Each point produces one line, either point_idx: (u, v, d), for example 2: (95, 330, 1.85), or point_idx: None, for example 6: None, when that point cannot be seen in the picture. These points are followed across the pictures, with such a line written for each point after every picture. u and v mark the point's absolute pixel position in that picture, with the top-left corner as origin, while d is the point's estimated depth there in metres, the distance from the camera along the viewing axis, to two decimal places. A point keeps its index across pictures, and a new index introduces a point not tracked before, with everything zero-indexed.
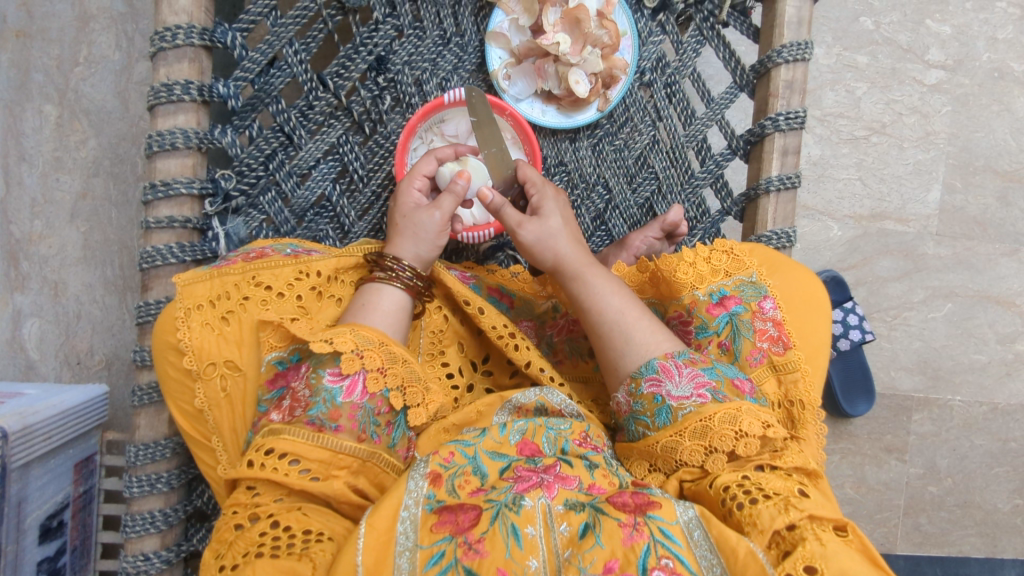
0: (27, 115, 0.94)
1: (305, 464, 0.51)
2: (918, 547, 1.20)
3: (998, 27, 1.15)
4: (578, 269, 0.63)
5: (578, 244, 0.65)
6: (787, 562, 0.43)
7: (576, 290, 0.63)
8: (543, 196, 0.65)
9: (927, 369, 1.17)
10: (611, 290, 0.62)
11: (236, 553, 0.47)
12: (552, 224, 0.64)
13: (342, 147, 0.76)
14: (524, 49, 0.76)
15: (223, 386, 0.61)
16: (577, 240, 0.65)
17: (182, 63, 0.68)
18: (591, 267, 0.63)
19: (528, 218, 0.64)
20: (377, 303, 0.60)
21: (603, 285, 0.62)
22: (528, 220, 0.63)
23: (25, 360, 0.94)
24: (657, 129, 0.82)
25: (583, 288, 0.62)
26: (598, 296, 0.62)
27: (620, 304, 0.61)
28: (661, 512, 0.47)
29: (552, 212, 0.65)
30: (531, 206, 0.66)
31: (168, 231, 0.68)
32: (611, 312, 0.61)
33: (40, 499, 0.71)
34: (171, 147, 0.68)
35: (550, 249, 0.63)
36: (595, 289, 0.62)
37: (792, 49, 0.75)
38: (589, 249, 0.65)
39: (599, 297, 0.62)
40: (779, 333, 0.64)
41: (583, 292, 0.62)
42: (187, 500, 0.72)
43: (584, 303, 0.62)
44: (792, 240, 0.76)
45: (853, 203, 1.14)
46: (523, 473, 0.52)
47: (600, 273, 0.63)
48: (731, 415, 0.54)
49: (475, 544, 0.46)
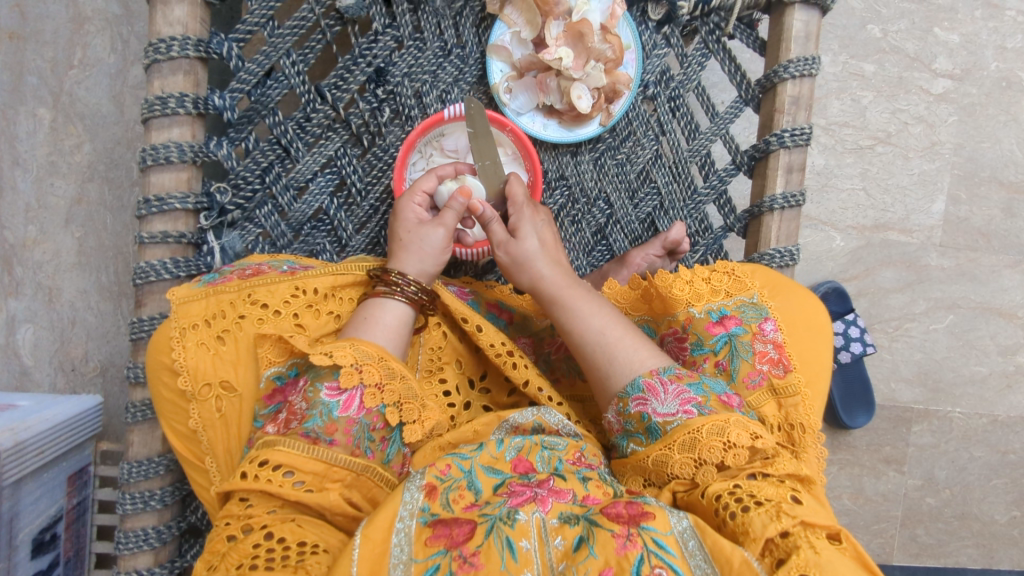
0: (20, 119, 0.92)
1: (300, 475, 0.50)
2: (914, 558, 1.20)
3: (1007, 36, 1.13)
4: (557, 291, 0.62)
5: (559, 264, 0.63)
6: (781, 571, 0.42)
7: (557, 312, 0.62)
8: (520, 217, 0.64)
9: (927, 381, 1.16)
10: (591, 309, 0.61)
11: (229, 566, 0.46)
12: (531, 245, 0.63)
13: (340, 160, 0.75)
14: (525, 63, 0.75)
15: (218, 407, 0.60)
16: (556, 257, 0.64)
17: (177, 75, 0.67)
18: (570, 289, 0.62)
19: (505, 241, 0.63)
20: (378, 318, 0.59)
21: (582, 307, 0.61)
22: (505, 243, 0.63)
23: (19, 366, 0.93)
24: (659, 143, 0.81)
25: (564, 311, 0.61)
26: (580, 318, 0.60)
27: (601, 323, 0.60)
28: (655, 523, 0.46)
29: (533, 232, 0.63)
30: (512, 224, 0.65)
31: (162, 247, 0.68)
32: (592, 333, 0.60)
33: (33, 513, 0.70)
34: (165, 161, 0.67)
35: (528, 271, 0.63)
36: (575, 312, 0.61)
37: (798, 64, 0.73)
38: (570, 268, 0.63)
39: (579, 318, 0.61)
40: (780, 356, 0.63)
41: (563, 314, 0.61)
42: (181, 516, 0.72)
43: (565, 325, 0.61)
44: (795, 259, 0.75)
45: (856, 213, 1.13)
46: (516, 488, 0.51)
47: (580, 292, 0.62)
48: (718, 426, 0.53)
49: (470, 558, 0.45)
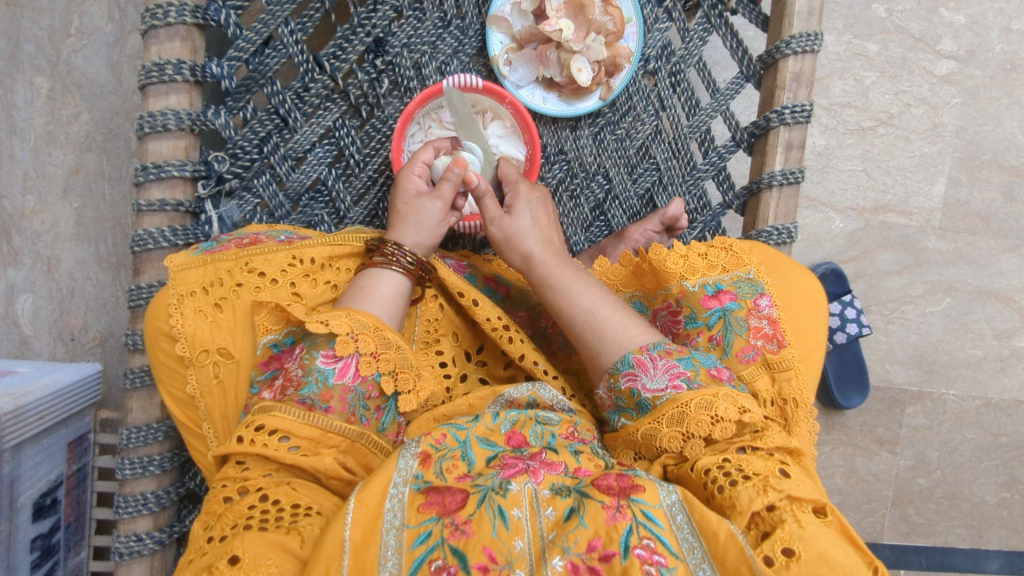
0: (18, 87, 0.92)
1: (295, 441, 0.50)
2: (904, 538, 1.22)
3: (1013, 17, 1.12)
4: (547, 269, 0.62)
5: (549, 243, 0.63)
6: (766, 544, 0.43)
7: (547, 293, 0.61)
8: (516, 196, 0.65)
9: (921, 363, 1.17)
10: (581, 289, 0.61)
11: (224, 526, 0.46)
12: (521, 226, 0.63)
13: (338, 131, 0.75)
14: (525, 34, 0.75)
15: (216, 373, 0.60)
16: (546, 238, 0.64)
17: (174, 41, 0.66)
18: (559, 267, 0.62)
19: (501, 218, 0.63)
20: (375, 287, 0.59)
21: (571, 283, 0.61)
22: (501, 219, 0.63)
23: (19, 335, 0.94)
24: (659, 118, 0.81)
25: (553, 291, 0.61)
26: (570, 298, 0.60)
27: (590, 301, 0.60)
28: (645, 495, 0.46)
29: (523, 213, 0.64)
30: (505, 205, 0.65)
31: (160, 215, 0.68)
32: (581, 312, 0.60)
33: (34, 477, 0.71)
34: (162, 128, 0.67)
35: (519, 250, 0.63)
36: (564, 289, 0.61)
37: (801, 40, 0.73)
38: (560, 248, 0.64)
39: (569, 297, 0.60)
40: (774, 331, 0.63)
41: (554, 293, 0.61)
42: (180, 482, 0.73)
43: (556, 305, 0.61)
44: (792, 236, 0.75)
45: (856, 195, 1.12)
46: (509, 460, 0.52)
47: (570, 273, 0.62)
48: (706, 401, 0.53)
49: (462, 525, 0.45)
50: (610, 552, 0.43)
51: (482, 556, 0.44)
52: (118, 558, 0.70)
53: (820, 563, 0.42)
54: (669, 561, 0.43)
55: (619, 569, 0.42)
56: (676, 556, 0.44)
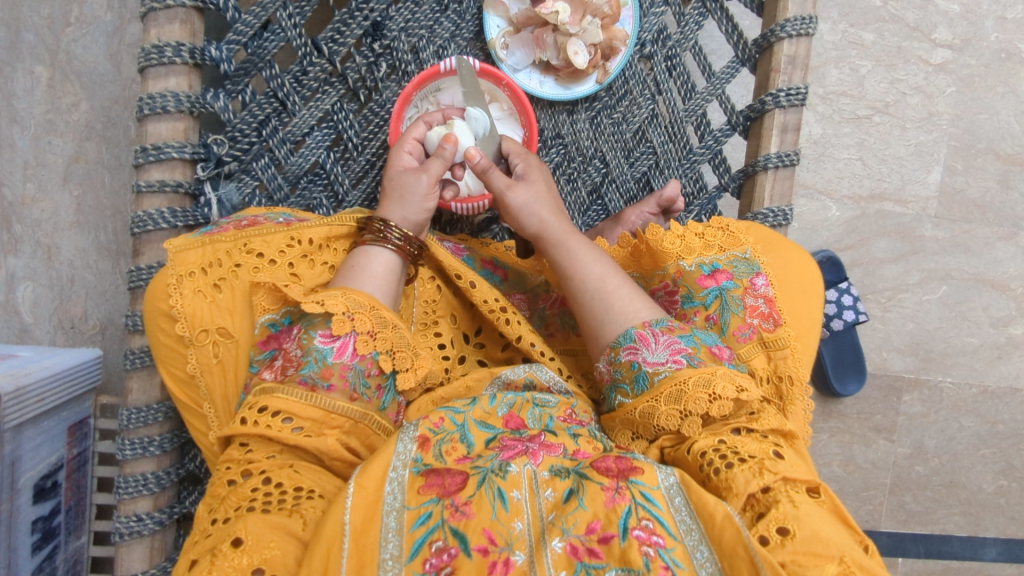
0: (18, 75, 0.92)
1: (299, 422, 0.50)
2: (902, 525, 1.22)
3: (1008, 6, 1.13)
4: (560, 237, 0.62)
5: (562, 214, 0.64)
6: (761, 525, 0.44)
7: (558, 259, 0.62)
8: (528, 166, 0.65)
9: (918, 351, 1.17)
10: (593, 259, 0.61)
11: (228, 508, 0.46)
12: (536, 192, 0.63)
13: (336, 114, 0.75)
14: (523, 17, 0.76)
15: (215, 353, 0.61)
16: (558, 208, 0.64)
17: (173, 24, 0.67)
18: (573, 236, 0.62)
19: (516, 183, 0.63)
20: (366, 266, 0.59)
21: (584, 253, 0.61)
22: (516, 185, 0.62)
23: (19, 323, 0.94)
24: (656, 102, 0.81)
25: (565, 257, 0.61)
26: (582, 266, 0.61)
27: (602, 271, 0.60)
28: (643, 477, 0.47)
29: (538, 181, 0.64)
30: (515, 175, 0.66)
31: (160, 196, 0.68)
32: (592, 280, 0.60)
33: (35, 459, 0.72)
34: (162, 110, 0.67)
35: (535, 216, 0.62)
36: (577, 257, 0.61)
37: (795, 23, 0.73)
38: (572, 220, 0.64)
39: (580, 264, 0.61)
40: (770, 310, 0.63)
41: (566, 260, 0.61)
42: (180, 464, 0.73)
43: (566, 271, 0.61)
44: (788, 219, 0.76)
45: (852, 182, 1.13)
46: (508, 442, 0.52)
47: (582, 242, 0.62)
48: (705, 379, 0.53)
49: (462, 506, 0.45)
50: (609, 534, 0.43)
51: (482, 539, 0.44)
52: (119, 539, 0.70)
53: (815, 542, 0.42)
54: (667, 541, 0.43)
55: (618, 551, 0.43)
56: (674, 537, 0.44)
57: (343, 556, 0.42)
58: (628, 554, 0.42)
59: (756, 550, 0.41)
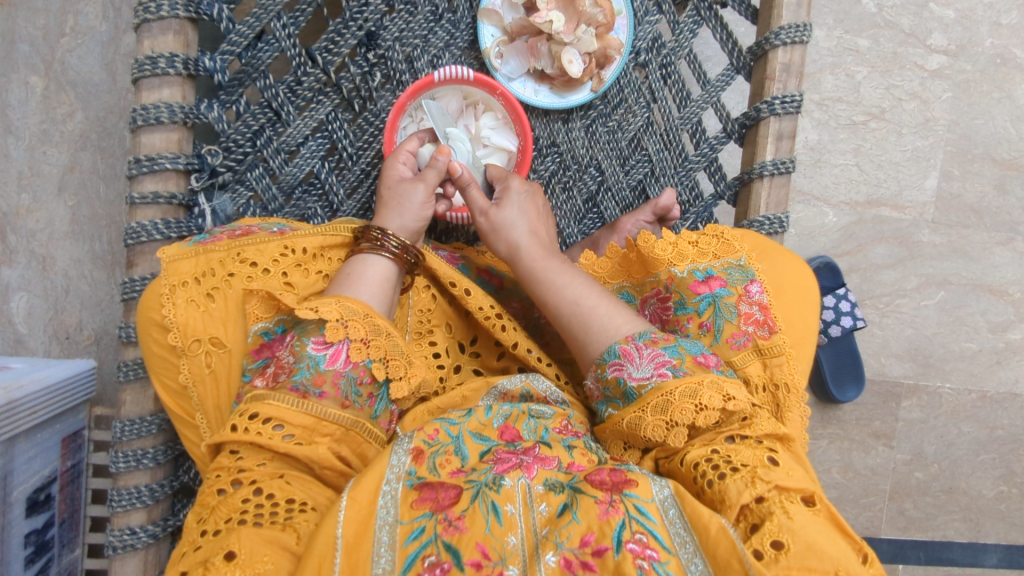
0: (12, 86, 0.92)
1: (289, 430, 0.50)
2: (902, 532, 1.22)
3: (1002, 12, 1.13)
4: (534, 260, 0.62)
5: (537, 237, 0.64)
6: (755, 537, 0.43)
7: (532, 283, 0.62)
8: (505, 190, 0.66)
9: (917, 356, 1.17)
10: (566, 281, 0.61)
11: (218, 519, 0.46)
12: (507, 219, 0.64)
13: (331, 124, 0.75)
14: (517, 26, 0.75)
15: (208, 363, 0.60)
16: (534, 230, 0.64)
17: (167, 35, 0.67)
18: (547, 259, 0.62)
19: (490, 210, 0.64)
20: (361, 273, 0.59)
21: (558, 275, 0.61)
22: (490, 212, 0.64)
23: (13, 333, 0.94)
24: (651, 110, 0.81)
25: (538, 281, 0.61)
26: (555, 289, 0.61)
27: (576, 293, 0.60)
28: (637, 490, 0.46)
29: (512, 204, 0.65)
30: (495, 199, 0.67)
31: (153, 207, 0.68)
32: (568, 305, 0.60)
33: (28, 472, 0.72)
34: (156, 121, 0.67)
35: (507, 242, 0.63)
36: (550, 280, 0.61)
37: (790, 30, 0.73)
38: (548, 242, 0.64)
39: (553, 288, 0.61)
40: (765, 317, 0.63)
41: (539, 284, 0.61)
42: (174, 476, 0.73)
43: (540, 296, 0.61)
44: (784, 226, 0.76)
45: (849, 188, 1.13)
46: (502, 455, 0.52)
47: (556, 266, 0.62)
48: (691, 389, 0.53)
49: (455, 521, 0.45)
50: (603, 547, 0.43)
51: (475, 552, 0.43)
52: (112, 552, 0.70)
53: (809, 555, 0.42)
54: (662, 555, 0.43)
55: (612, 565, 0.42)
56: (669, 550, 0.43)
57: (336, 571, 0.42)
58: (621, 568, 0.42)
59: (750, 563, 0.41)
